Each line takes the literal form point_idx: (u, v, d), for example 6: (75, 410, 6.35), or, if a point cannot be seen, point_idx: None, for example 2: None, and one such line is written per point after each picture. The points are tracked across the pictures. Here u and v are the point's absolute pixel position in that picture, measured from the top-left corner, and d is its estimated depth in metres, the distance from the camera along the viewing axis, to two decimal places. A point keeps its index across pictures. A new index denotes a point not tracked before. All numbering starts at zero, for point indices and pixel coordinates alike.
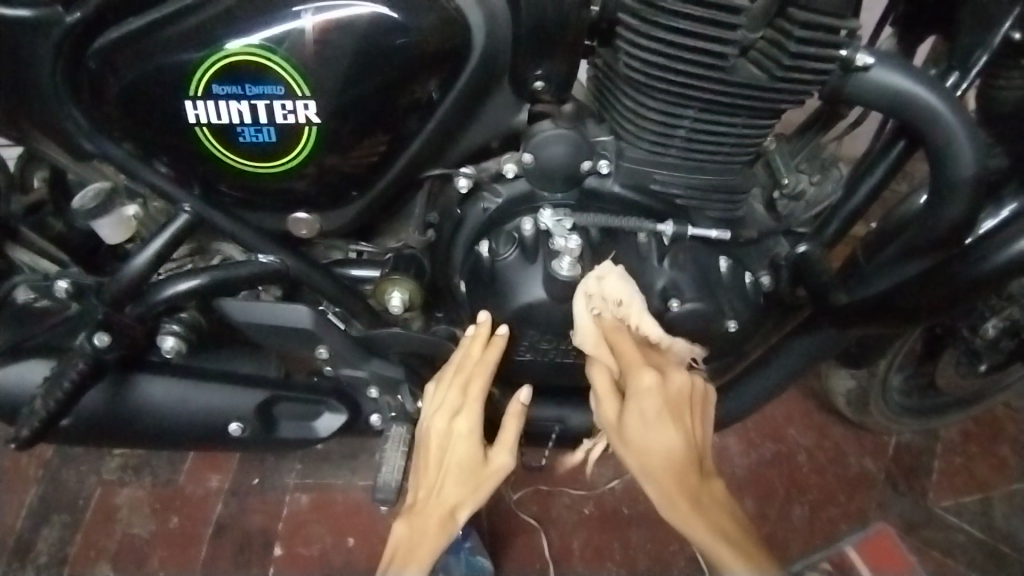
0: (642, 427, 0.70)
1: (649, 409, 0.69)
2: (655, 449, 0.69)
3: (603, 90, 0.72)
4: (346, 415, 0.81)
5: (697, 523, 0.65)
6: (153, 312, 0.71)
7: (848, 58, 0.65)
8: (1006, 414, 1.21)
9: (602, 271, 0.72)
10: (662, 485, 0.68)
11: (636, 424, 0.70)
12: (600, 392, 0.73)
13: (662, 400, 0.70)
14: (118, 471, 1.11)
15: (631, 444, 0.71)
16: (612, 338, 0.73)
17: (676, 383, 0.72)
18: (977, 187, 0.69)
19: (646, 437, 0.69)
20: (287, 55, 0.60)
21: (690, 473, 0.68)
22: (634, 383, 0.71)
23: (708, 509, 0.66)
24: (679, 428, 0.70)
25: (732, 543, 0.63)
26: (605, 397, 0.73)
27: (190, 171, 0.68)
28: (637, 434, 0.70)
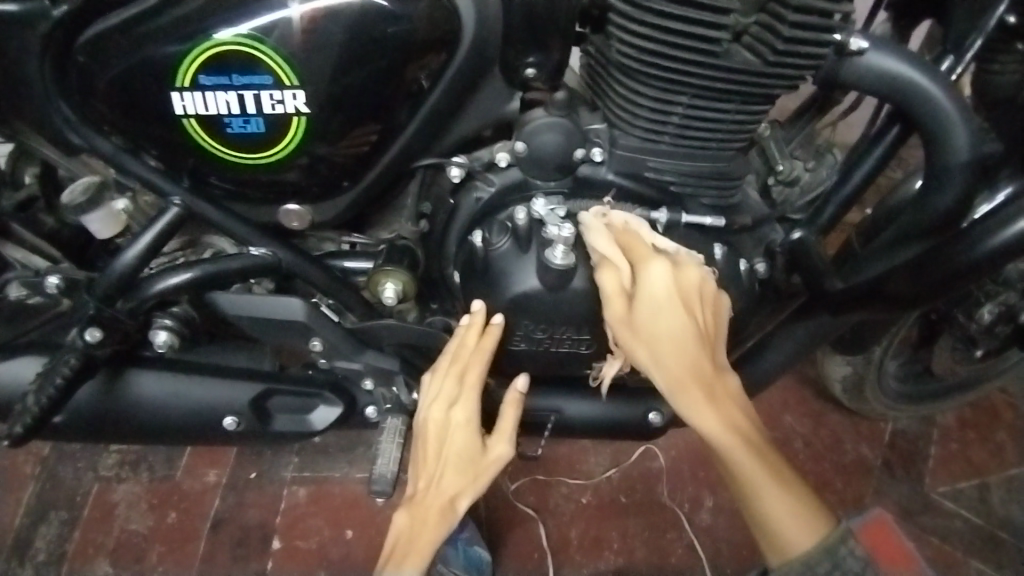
0: (652, 329, 0.70)
1: (663, 311, 0.69)
2: (669, 348, 0.69)
3: (595, 78, 0.71)
4: (342, 407, 0.80)
5: (717, 429, 0.67)
6: (144, 307, 0.70)
7: (842, 43, 0.64)
8: (1002, 400, 1.22)
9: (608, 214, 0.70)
10: (680, 384, 0.69)
11: (650, 324, 0.70)
12: (609, 292, 0.70)
13: (674, 302, 0.70)
14: (115, 468, 1.11)
15: (640, 341, 0.70)
16: (623, 240, 0.70)
17: (689, 283, 0.70)
18: (972, 171, 0.68)
19: (657, 338, 0.70)
20: (274, 45, 0.59)
21: (703, 370, 0.69)
22: (647, 286, 0.70)
23: (721, 402, 0.69)
24: (691, 329, 0.70)
25: (749, 445, 0.66)
26: (615, 296, 0.70)
27: (179, 164, 0.67)
28: (645, 332, 0.70)
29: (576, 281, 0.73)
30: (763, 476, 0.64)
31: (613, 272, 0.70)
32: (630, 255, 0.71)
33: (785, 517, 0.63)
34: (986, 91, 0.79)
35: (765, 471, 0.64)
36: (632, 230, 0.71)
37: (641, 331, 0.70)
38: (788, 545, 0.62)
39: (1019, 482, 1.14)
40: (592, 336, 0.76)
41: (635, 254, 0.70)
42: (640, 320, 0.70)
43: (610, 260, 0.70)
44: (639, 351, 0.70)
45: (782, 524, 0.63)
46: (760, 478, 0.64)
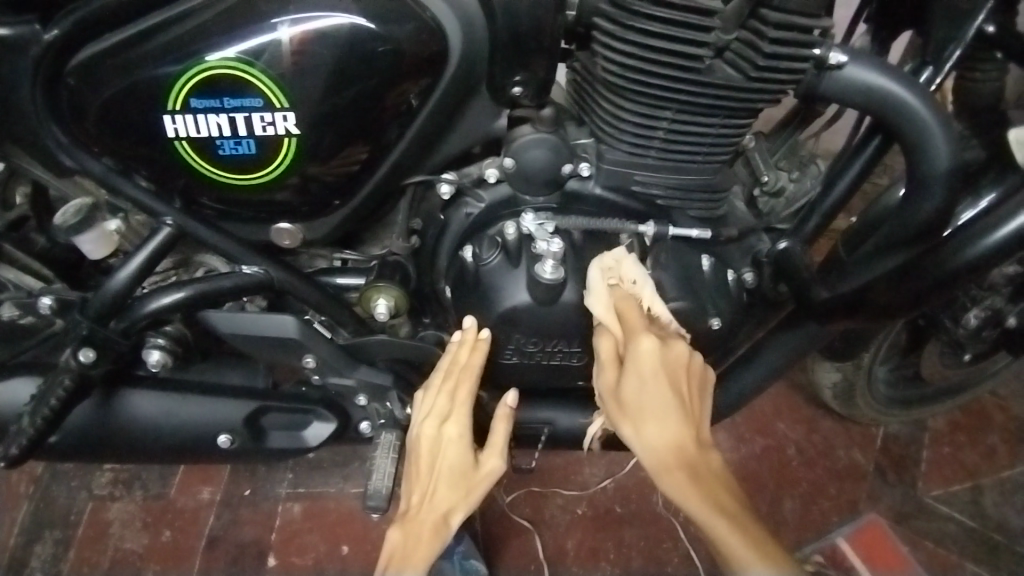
0: (639, 397, 0.70)
1: (648, 373, 0.69)
2: (654, 418, 0.68)
3: (582, 93, 0.73)
4: (335, 423, 0.81)
5: (694, 499, 0.63)
6: (138, 327, 0.71)
7: (821, 57, 0.66)
8: (992, 403, 1.23)
9: (604, 256, 0.73)
10: (662, 457, 0.67)
11: (635, 389, 0.70)
12: (603, 357, 0.72)
13: (662, 372, 0.69)
14: (108, 486, 1.10)
15: (627, 410, 0.70)
16: (617, 308, 0.73)
17: (679, 355, 0.71)
18: (953, 180, 0.69)
19: (643, 406, 0.69)
20: (264, 68, 0.60)
21: (687, 449, 0.67)
22: (635, 352, 0.70)
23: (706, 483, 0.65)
24: (676, 401, 0.69)
25: (736, 528, 0.60)
26: (607, 363, 0.72)
27: (171, 184, 0.68)
28: (632, 401, 0.70)
29: (566, 294, 0.74)
30: (736, 541, 0.59)
31: (607, 337, 0.72)
32: (623, 324, 0.72)
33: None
34: (966, 100, 0.80)
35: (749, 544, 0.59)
36: (627, 302, 0.73)
37: (630, 400, 0.70)
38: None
39: (1012, 485, 1.15)
40: (582, 348, 0.77)
41: (628, 323, 0.72)
42: (628, 388, 0.70)
43: (604, 326, 0.72)
44: (625, 419, 0.70)
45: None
46: (733, 544, 0.59)
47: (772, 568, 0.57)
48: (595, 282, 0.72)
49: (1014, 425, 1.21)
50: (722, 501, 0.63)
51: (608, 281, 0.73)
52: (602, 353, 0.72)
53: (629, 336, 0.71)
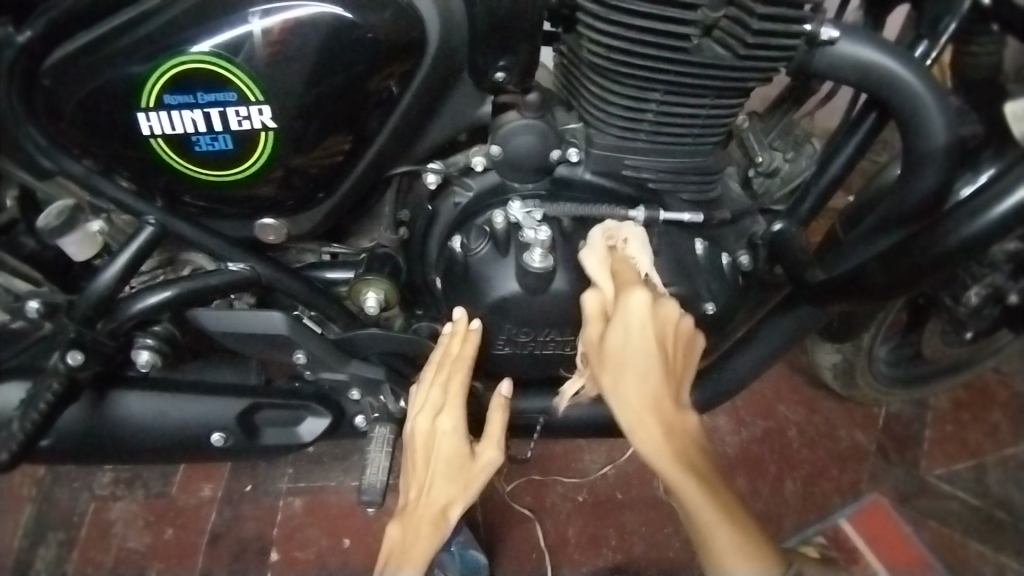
0: (623, 357, 0.68)
1: (635, 327, 0.68)
2: (635, 373, 0.67)
3: (570, 77, 0.71)
4: (330, 418, 0.80)
5: (669, 460, 0.63)
6: (125, 327, 0.71)
7: (813, 33, 0.64)
8: (995, 379, 1.22)
9: (606, 226, 0.72)
10: (638, 411, 0.66)
11: (619, 342, 0.68)
12: (588, 311, 0.70)
13: (651, 332, 0.68)
14: (110, 486, 1.10)
15: (612, 368, 0.69)
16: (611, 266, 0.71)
17: (668, 314, 0.70)
18: (950, 155, 0.68)
19: (627, 366, 0.68)
20: (237, 61, 0.59)
21: (666, 409, 0.66)
22: (625, 310, 0.68)
23: (682, 446, 0.65)
24: (660, 363, 0.68)
25: (705, 490, 0.62)
26: (593, 316, 0.70)
27: (152, 184, 0.66)
28: (616, 360, 0.68)
29: (556, 282, 0.73)
30: (707, 506, 0.61)
31: (597, 292, 0.71)
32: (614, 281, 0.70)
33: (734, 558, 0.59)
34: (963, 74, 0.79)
35: (714, 505, 0.61)
36: (620, 262, 0.71)
37: (615, 358, 0.68)
38: (721, 565, 0.59)
39: (1016, 462, 1.14)
40: (575, 337, 0.77)
41: (621, 280, 0.70)
42: (613, 346, 0.69)
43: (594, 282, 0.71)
44: (609, 377, 0.69)
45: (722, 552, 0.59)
46: (706, 511, 0.61)
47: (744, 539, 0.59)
48: (597, 241, 0.71)
49: (1018, 401, 1.20)
50: (699, 467, 0.64)
51: (601, 243, 0.71)
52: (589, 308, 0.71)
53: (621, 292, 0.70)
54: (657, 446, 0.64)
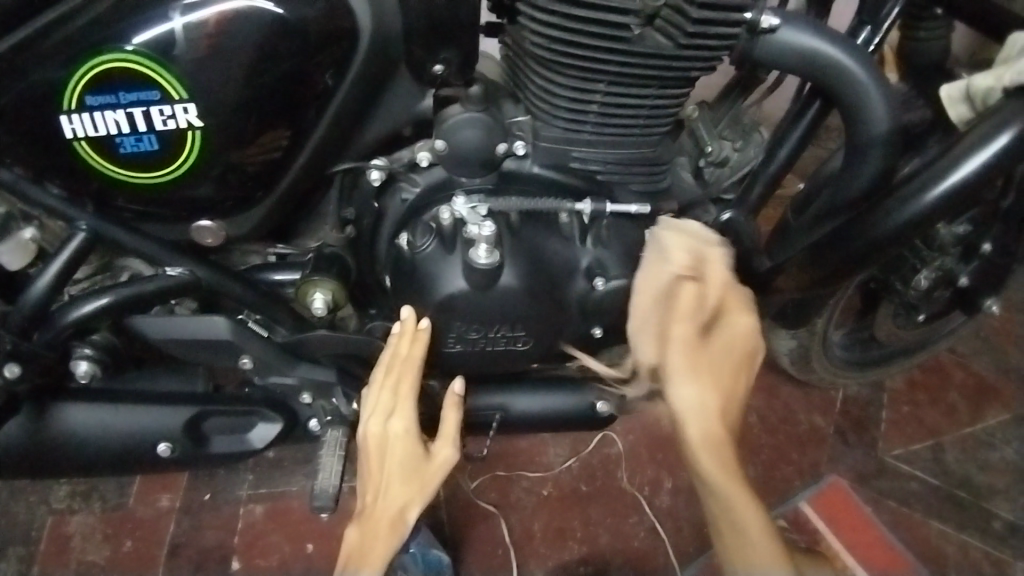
0: (710, 368, 0.66)
1: (735, 340, 0.67)
2: (715, 382, 0.65)
3: (515, 68, 0.70)
4: (281, 424, 0.78)
5: (731, 470, 0.60)
6: (63, 336, 0.68)
7: (753, 21, 0.64)
8: (950, 359, 1.24)
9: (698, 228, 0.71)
10: (711, 417, 0.63)
11: (712, 349, 0.66)
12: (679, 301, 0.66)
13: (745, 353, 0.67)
14: (67, 499, 1.06)
15: (696, 375, 0.65)
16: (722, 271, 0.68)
17: (760, 346, 0.69)
18: (892, 140, 0.68)
19: (710, 376, 0.65)
20: (158, 58, 0.57)
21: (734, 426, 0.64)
22: (730, 326, 0.68)
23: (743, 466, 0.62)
24: (737, 378, 0.66)
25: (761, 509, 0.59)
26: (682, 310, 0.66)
27: (84, 189, 0.64)
28: (703, 368, 0.65)
29: (504, 277, 0.73)
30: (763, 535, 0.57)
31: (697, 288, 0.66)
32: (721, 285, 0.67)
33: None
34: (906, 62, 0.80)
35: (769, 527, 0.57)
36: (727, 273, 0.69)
37: (705, 365, 0.65)
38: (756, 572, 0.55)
39: (973, 441, 1.17)
40: (526, 332, 0.77)
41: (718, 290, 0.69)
42: (705, 355, 0.66)
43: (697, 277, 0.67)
44: (692, 380, 0.64)
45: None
46: (760, 541, 0.57)
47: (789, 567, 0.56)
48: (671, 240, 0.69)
49: (972, 381, 1.22)
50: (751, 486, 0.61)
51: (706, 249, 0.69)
52: (685, 302, 0.66)
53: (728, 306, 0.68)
54: (726, 455, 0.61)
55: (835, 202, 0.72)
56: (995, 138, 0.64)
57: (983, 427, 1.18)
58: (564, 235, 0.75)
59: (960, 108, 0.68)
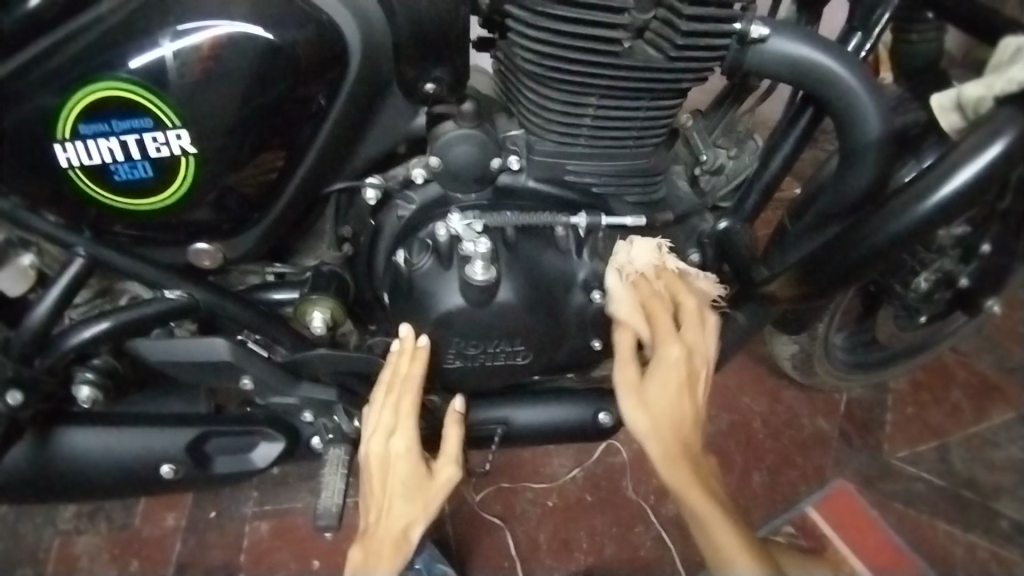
0: (658, 397, 0.69)
1: (674, 370, 0.69)
2: (669, 412, 0.69)
3: (507, 83, 0.70)
4: (284, 442, 0.78)
5: (695, 491, 0.66)
6: (63, 362, 0.68)
7: (743, 31, 0.64)
8: (954, 359, 1.24)
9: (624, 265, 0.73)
10: (666, 444, 0.68)
11: (660, 381, 0.69)
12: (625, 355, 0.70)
13: (680, 376, 0.69)
14: (73, 520, 1.05)
15: (647, 406, 0.69)
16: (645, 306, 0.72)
17: (699, 358, 0.71)
18: (886, 145, 0.68)
19: (660, 405, 0.69)
20: (149, 86, 0.58)
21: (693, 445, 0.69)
22: (657, 352, 0.70)
23: (706, 478, 0.67)
24: (690, 401, 0.69)
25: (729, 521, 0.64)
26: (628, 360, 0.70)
27: (80, 215, 0.64)
28: (652, 399, 0.69)
29: (501, 293, 0.73)
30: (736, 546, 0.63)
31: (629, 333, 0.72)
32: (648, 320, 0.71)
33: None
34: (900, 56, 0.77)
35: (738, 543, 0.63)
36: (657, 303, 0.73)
37: (651, 398, 0.69)
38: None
39: (979, 440, 1.16)
40: (525, 346, 0.77)
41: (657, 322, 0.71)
42: (649, 385, 0.70)
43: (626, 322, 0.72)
44: (643, 413, 0.69)
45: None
46: (732, 552, 0.63)
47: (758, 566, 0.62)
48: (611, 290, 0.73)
49: (976, 380, 1.22)
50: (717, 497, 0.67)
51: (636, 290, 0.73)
52: (622, 349, 0.72)
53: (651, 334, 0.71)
54: (683, 477, 0.66)
55: (831, 208, 0.72)
56: (987, 149, 0.62)
57: (989, 426, 1.17)
58: (561, 248, 0.75)
59: (951, 117, 0.65)
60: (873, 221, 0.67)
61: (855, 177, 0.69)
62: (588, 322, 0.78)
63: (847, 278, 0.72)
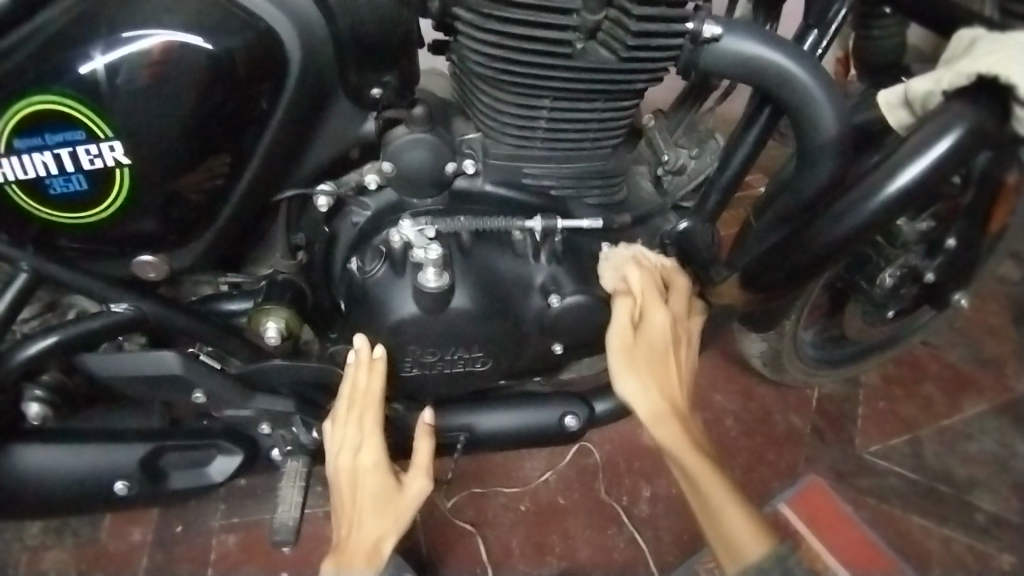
0: (648, 361, 0.71)
1: (661, 336, 0.72)
2: (657, 374, 0.72)
3: (461, 86, 0.69)
4: (242, 455, 0.77)
5: (683, 445, 0.69)
6: (9, 378, 0.67)
7: (695, 30, 0.62)
8: (925, 353, 1.25)
9: (615, 252, 0.74)
10: (655, 399, 0.71)
11: (647, 346, 0.72)
12: (620, 320, 0.71)
13: (671, 347, 0.72)
14: (37, 536, 1.02)
15: (636, 369, 0.71)
16: (645, 273, 0.73)
17: (684, 330, 0.75)
18: (842, 144, 0.68)
19: (648, 368, 0.71)
20: (82, 98, 0.56)
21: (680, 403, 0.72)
22: (651, 321, 0.72)
23: (691, 429, 0.71)
24: (675, 364, 0.73)
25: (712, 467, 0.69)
26: (623, 324, 0.71)
27: (21, 231, 0.63)
28: (642, 363, 0.71)
29: (456, 299, 0.72)
30: (733, 508, 0.67)
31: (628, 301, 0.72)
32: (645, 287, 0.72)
33: (738, 532, 0.66)
34: None
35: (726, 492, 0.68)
36: (653, 275, 0.73)
37: (641, 361, 0.71)
38: (721, 521, 0.67)
39: (951, 433, 1.17)
40: (484, 352, 0.76)
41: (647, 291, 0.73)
42: (641, 348, 0.72)
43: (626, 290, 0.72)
44: (632, 376, 0.71)
45: (745, 542, 0.65)
46: (731, 512, 0.67)
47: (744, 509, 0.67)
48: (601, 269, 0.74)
49: (947, 374, 1.23)
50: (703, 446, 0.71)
51: (630, 263, 0.73)
52: (619, 314, 0.72)
53: (647, 303, 0.72)
54: (673, 428, 0.70)
55: (790, 207, 0.72)
56: (935, 143, 0.61)
57: (960, 419, 1.18)
58: (518, 252, 0.74)
59: (900, 113, 0.66)
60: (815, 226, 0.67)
61: (813, 177, 0.69)
62: (549, 326, 0.77)
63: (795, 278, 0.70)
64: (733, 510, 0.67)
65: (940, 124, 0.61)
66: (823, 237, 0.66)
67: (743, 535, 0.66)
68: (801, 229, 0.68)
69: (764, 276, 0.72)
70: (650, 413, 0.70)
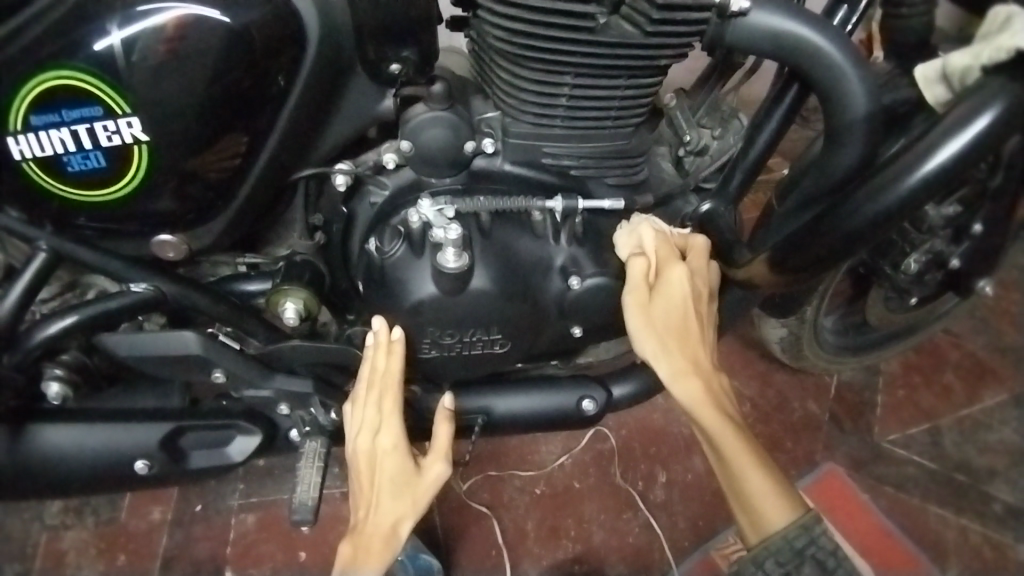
0: (666, 324, 0.69)
1: (679, 297, 0.70)
2: (676, 338, 0.69)
3: (480, 62, 0.68)
4: (261, 435, 0.77)
5: (709, 412, 0.67)
6: (31, 358, 0.66)
7: (722, 4, 0.61)
8: (946, 341, 1.22)
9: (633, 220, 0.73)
10: (674, 362, 0.69)
11: (664, 307, 0.70)
12: (637, 280, 0.69)
13: (690, 310, 0.70)
14: (59, 515, 1.03)
15: (655, 333, 0.69)
16: (660, 236, 0.72)
17: (704, 293, 0.72)
18: (871, 124, 0.66)
19: (666, 331, 0.69)
20: (100, 74, 0.56)
21: (703, 367, 0.69)
22: (669, 281, 0.70)
23: (715, 396, 0.68)
24: (695, 326, 0.70)
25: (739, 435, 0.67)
26: (640, 285, 0.69)
27: (41, 211, 0.63)
28: (660, 327, 0.69)
29: (475, 281, 0.72)
30: (761, 478, 0.65)
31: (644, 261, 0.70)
32: (660, 248, 0.71)
33: (763, 502, 0.64)
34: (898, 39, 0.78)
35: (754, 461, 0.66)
36: (668, 237, 0.72)
37: (658, 324, 0.69)
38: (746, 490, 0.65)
39: (972, 422, 1.15)
40: (502, 334, 0.76)
41: (663, 253, 0.71)
42: (659, 310, 0.70)
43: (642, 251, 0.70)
44: (650, 339, 0.69)
45: (767, 513, 0.64)
46: (759, 483, 0.65)
47: (770, 478, 0.65)
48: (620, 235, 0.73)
49: (970, 362, 1.21)
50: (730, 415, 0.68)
51: (646, 225, 0.72)
52: (634, 274, 0.70)
53: (664, 263, 0.70)
54: (697, 393, 0.67)
55: (815, 188, 0.70)
56: (973, 122, 0.59)
57: (982, 408, 1.16)
58: (538, 234, 0.73)
59: (937, 89, 0.63)
60: (846, 206, 0.65)
61: (840, 158, 0.67)
62: (567, 308, 0.76)
63: (822, 260, 0.69)
64: (760, 480, 0.65)
65: (974, 103, 0.59)
66: (854, 218, 0.65)
67: (767, 506, 0.64)
68: (828, 213, 0.67)
69: (792, 256, 0.70)
70: (670, 377, 0.68)
